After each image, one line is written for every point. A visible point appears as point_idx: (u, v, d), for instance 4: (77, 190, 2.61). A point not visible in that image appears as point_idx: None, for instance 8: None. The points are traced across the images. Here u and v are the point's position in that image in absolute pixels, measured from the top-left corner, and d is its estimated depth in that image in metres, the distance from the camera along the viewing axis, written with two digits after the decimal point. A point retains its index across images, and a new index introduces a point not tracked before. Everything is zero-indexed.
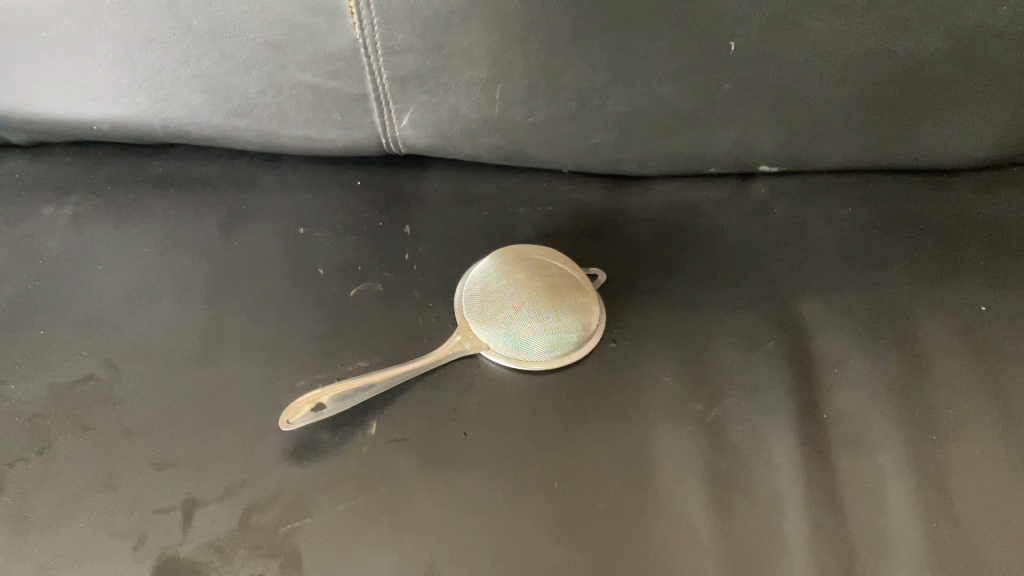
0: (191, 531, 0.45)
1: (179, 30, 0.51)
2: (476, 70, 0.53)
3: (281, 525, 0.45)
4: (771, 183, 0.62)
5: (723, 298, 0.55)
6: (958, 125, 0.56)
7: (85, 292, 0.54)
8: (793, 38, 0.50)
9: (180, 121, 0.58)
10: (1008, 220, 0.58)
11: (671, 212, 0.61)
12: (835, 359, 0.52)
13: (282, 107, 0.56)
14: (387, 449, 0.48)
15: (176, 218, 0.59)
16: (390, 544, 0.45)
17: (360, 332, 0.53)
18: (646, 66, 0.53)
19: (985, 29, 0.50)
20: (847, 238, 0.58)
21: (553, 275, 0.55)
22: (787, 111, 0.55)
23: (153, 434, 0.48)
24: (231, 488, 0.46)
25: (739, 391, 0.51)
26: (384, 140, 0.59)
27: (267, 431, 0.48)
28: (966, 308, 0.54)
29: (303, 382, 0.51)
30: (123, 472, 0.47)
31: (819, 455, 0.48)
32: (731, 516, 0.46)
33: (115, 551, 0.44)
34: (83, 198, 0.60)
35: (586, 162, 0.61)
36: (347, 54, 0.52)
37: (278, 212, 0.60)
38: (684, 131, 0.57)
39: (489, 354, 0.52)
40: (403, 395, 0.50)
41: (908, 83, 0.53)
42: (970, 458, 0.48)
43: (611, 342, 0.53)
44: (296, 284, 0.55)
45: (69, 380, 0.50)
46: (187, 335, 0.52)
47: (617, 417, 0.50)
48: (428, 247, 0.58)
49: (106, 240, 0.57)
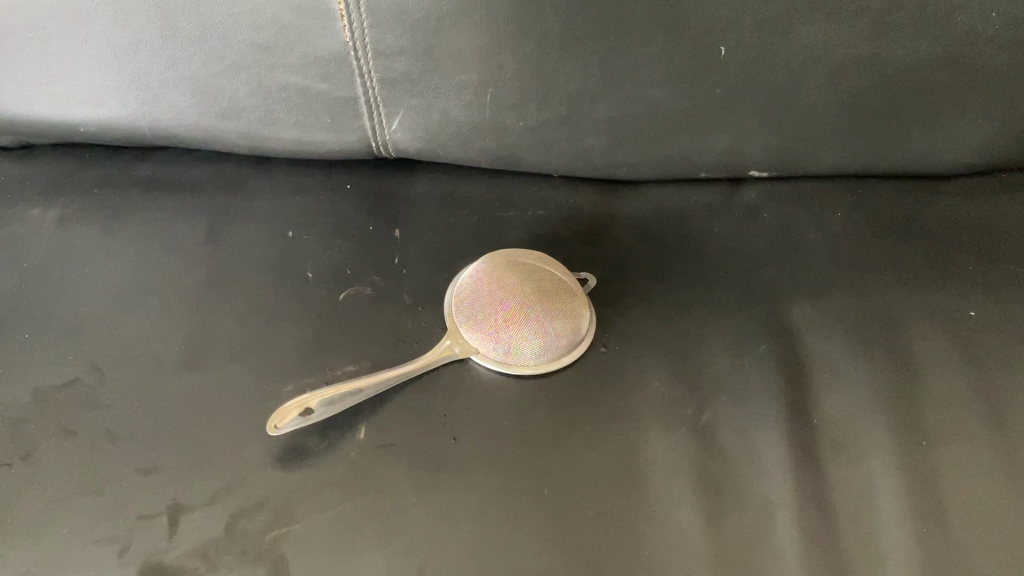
0: (178, 537, 0.44)
1: (167, 32, 0.51)
2: (465, 74, 0.53)
3: (267, 531, 0.45)
4: (761, 188, 0.62)
5: (714, 303, 0.55)
6: (949, 131, 0.56)
7: (71, 296, 0.54)
8: (784, 43, 0.50)
9: (169, 123, 0.57)
10: (998, 225, 0.58)
11: (662, 216, 0.61)
12: (825, 364, 0.52)
13: (272, 109, 0.56)
14: (376, 454, 0.48)
15: (164, 221, 0.59)
16: (379, 550, 0.44)
17: (349, 336, 0.53)
18: (637, 71, 0.52)
19: (975, 35, 0.50)
20: (837, 243, 0.58)
21: (543, 279, 0.54)
22: (777, 116, 0.55)
23: (138, 439, 0.48)
24: (217, 493, 0.46)
25: (729, 396, 0.51)
26: (373, 143, 0.59)
27: (255, 436, 0.48)
28: (955, 312, 0.54)
29: (290, 387, 0.50)
30: (109, 477, 0.46)
31: (809, 460, 0.48)
32: (722, 521, 0.46)
33: (100, 557, 0.44)
34: (71, 201, 0.59)
35: (577, 166, 0.61)
36: (337, 57, 0.52)
37: (267, 215, 0.59)
38: (675, 135, 0.57)
39: (479, 358, 0.51)
40: (392, 400, 0.50)
41: (898, 89, 0.53)
42: (961, 463, 0.47)
43: (601, 347, 0.53)
44: (285, 288, 0.55)
45: (54, 383, 0.50)
46: (174, 339, 0.52)
47: (607, 422, 0.49)
48: (418, 250, 0.58)
49: (94, 243, 0.57)
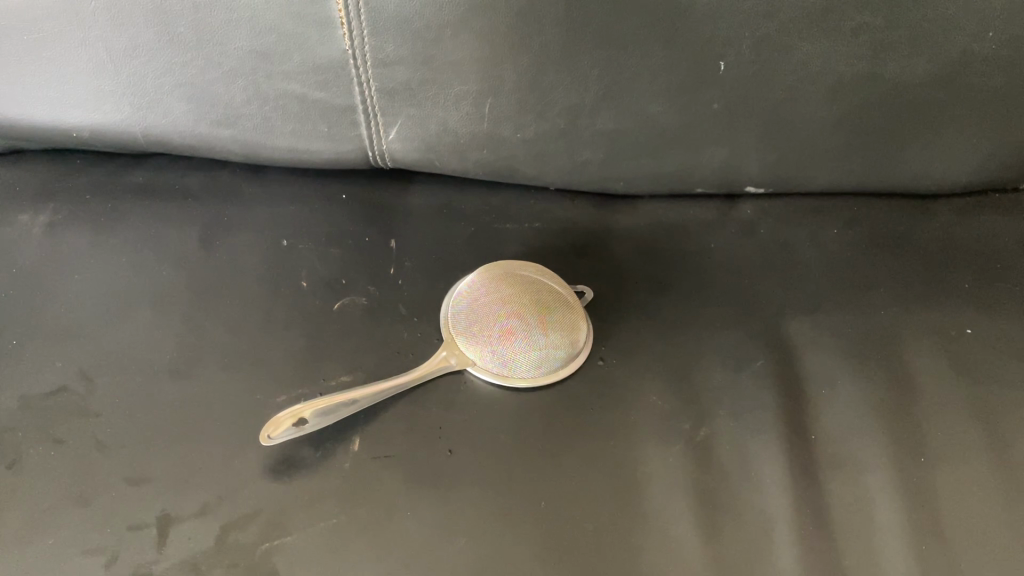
0: (167, 549, 0.44)
1: (165, 37, 0.50)
2: (465, 84, 0.53)
3: (259, 544, 0.44)
4: (756, 205, 0.63)
5: (709, 317, 0.55)
6: (942, 150, 0.57)
7: (60, 303, 0.53)
8: (781, 59, 0.51)
9: (163, 129, 0.57)
10: (990, 245, 0.59)
11: (658, 230, 0.61)
12: (823, 380, 0.52)
13: (269, 117, 0.56)
14: (371, 467, 0.47)
15: (157, 228, 0.58)
16: (374, 563, 0.44)
17: (344, 346, 0.52)
18: (636, 85, 0.53)
19: (970, 55, 0.51)
20: (832, 260, 0.59)
21: (541, 291, 0.54)
22: (774, 132, 0.56)
23: (128, 449, 0.47)
24: (208, 504, 0.45)
25: (728, 410, 0.51)
26: (370, 153, 0.59)
27: (246, 446, 0.47)
28: (951, 329, 0.54)
29: (282, 398, 0.49)
30: (96, 488, 0.45)
31: (807, 477, 0.48)
32: (723, 537, 0.46)
33: (86, 569, 0.43)
34: (59, 207, 0.58)
35: (574, 180, 0.61)
36: (336, 65, 0.52)
37: (263, 223, 0.59)
38: (673, 150, 0.58)
39: (475, 370, 0.51)
40: (386, 412, 0.49)
41: (892, 107, 0.54)
42: (958, 480, 0.48)
43: (598, 360, 0.52)
44: (280, 297, 0.54)
45: (40, 391, 0.49)
46: (165, 348, 0.51)
47: (605, 435, 0.49)
48: (414, 261, 0.57)
49: (84, 249, 0.56)
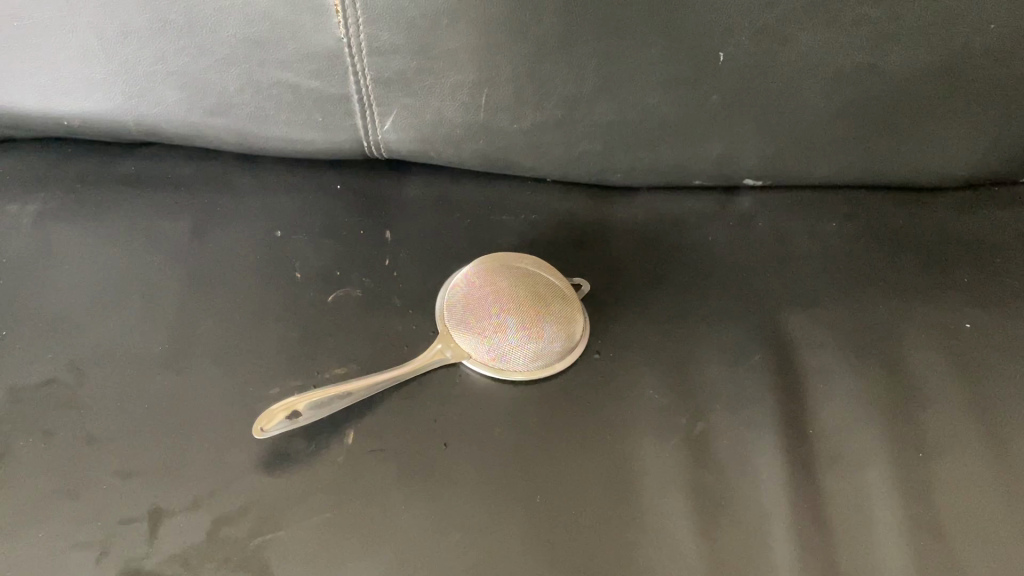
0: (158, 544, 0.43)
1: (156, 24, 0.50)
2: (462, 74, 0.52)
3: (251, 538, 0.43)
4: (755, 197, 0.62)
5: (706, 311, 0.55)
6: (941, 143, 0.57)
7: (50, 294, 0.52)
8: (781, 50, 0.50)
9: (155, 118, 0.56)
10: (989, 239, 0.58)
11: (656, 223, 0.60)
12: (820, 374, 0.52)
13: (262, 106, 0.55)
14: (365, 460, 0.46)
15: (148, 218, 0.57)
16: (367, 558, 0.43)
17: (338, 339, 0.51)
18: (634, 75, 0.52)
19: (971, 47, 0.50)
20: (831, 253, 0.58)
21: (536, 283, 0.53)
22: (773, 124, 0.55)
23: (119, 442, 0.46)
24: (199, 498, 0.44)
25: (725, 404, 0.50)
26: (365, 143, 0.58)
27: (239, 440, 0.47)
28: (949, 323, 0.54)
29: (275, 391, 0.49)
30: (86, 481, 0.45)
31: (804, 471, 0.48)
32: (720, 532, 0.46)
33: (76, 563, 0.42)
34: (50, 196, 0.58)
35: (571, 171, 0.60)
36: (331, 54, 0.51)
37: (257, 213, 0.58)
38: (671, 141, 0.57)
39: (471, 363, 0.51)
40: (380, 405, 0.49)
41: (892, 99, 0.53)
42: (956, 475, 0.47)
43: (595, 353, 0.52)
44: (273, 289, 0.54)
45: (31, 383, 0.48)
46: (157, 339, 0.50)
47: (602, 429, 0.49)
48: (409, 253, 0.57)
49: (75, 239, 0.55)
